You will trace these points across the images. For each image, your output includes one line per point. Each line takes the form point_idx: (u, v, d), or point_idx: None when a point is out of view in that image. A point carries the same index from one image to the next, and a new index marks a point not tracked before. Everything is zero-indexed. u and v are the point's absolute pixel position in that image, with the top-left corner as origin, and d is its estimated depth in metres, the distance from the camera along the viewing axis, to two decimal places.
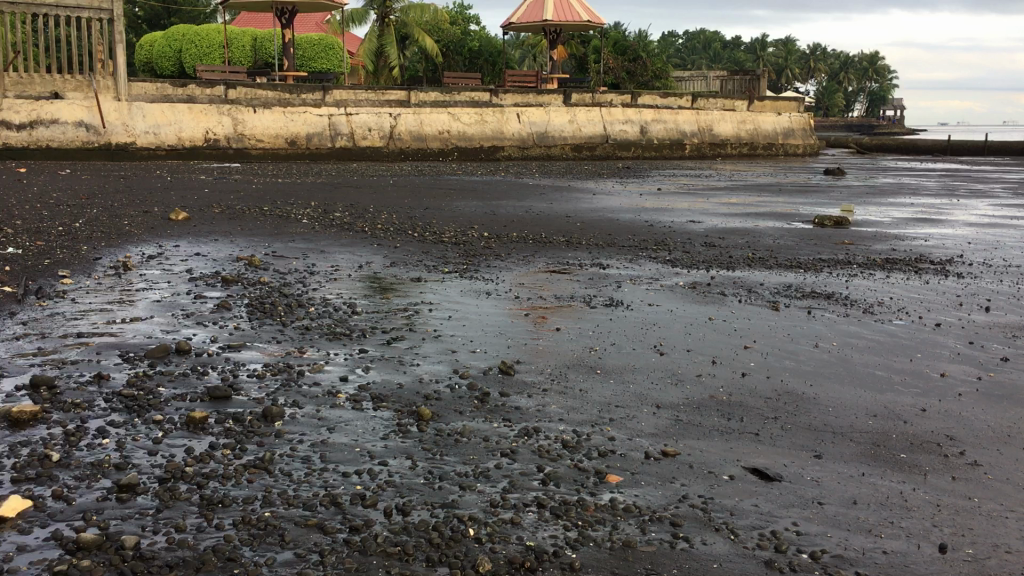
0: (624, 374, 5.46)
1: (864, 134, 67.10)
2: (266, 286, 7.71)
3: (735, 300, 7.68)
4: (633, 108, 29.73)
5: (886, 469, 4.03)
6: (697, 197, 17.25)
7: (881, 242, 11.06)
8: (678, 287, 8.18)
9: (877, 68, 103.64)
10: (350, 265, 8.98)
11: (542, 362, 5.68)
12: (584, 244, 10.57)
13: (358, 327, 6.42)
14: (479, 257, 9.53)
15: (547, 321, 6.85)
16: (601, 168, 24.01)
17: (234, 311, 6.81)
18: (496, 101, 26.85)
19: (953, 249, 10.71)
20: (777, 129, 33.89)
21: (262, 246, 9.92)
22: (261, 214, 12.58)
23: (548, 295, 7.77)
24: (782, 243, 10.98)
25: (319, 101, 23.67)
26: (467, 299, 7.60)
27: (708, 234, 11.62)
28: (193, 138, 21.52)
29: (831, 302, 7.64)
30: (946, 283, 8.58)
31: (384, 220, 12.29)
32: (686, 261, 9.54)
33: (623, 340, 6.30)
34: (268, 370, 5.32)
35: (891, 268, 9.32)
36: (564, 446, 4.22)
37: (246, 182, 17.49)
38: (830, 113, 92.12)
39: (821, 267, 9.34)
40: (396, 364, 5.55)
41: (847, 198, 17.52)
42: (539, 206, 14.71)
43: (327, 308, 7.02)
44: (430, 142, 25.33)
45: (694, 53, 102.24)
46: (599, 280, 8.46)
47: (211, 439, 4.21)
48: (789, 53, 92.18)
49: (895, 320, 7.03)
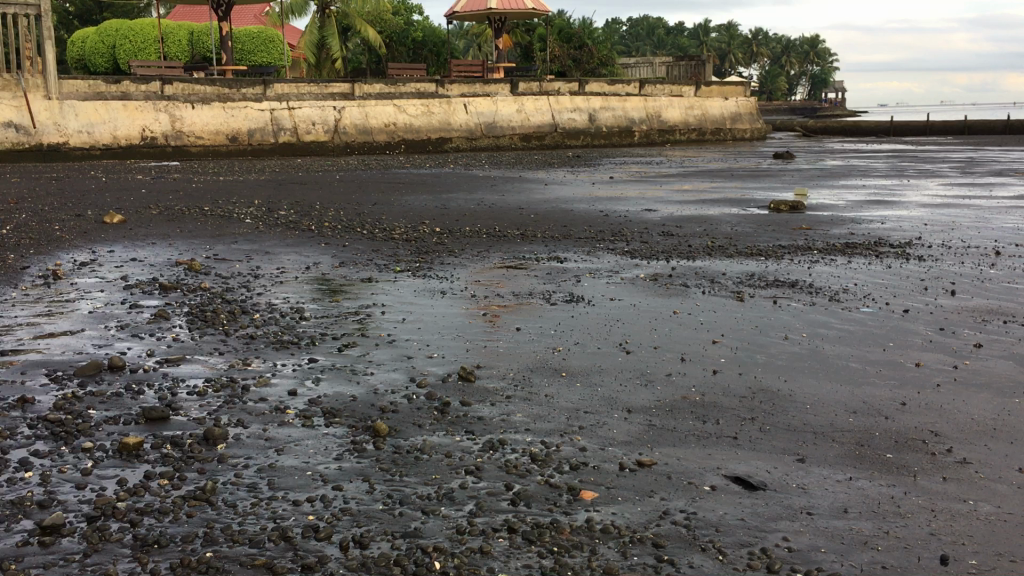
0: (591, 377, 5.19)
1: (807, 118, 67.82)
2: (207, 292, 7.31)
3: (698, 292, 7.46)
4: (581, 96, 29.50)
5: (873, 471, 3.80)
6: (649, 185, 17.08)
7: (838, 227, 10.94)
8: (639, 280, 7.93)
9: (818, 52, 104.92)
10: (297, 266, 8.59)
11: (504, 366, 5.38)
12: (539, 237, 10.29)
13: (305, 335, 6.06)
14: (432, 254, 9.20)
15: (505, 320, 6.55)
16: (551, 158, 23.75)
17: (172, 320, 6.40)
18: (442, 92, 26.41)
19: (911, 231, 10.63)
20: (724, 114, 33.94)
21: (204, 249, 9.48)
22: (202, 214, 12.09)
23: (506, 293, 7.46)
24: (739, 230, 10.81)
25: (260, 96, 23.05)
26: (421, 299, 7.27)
27: (664, 223, 11.42)
28: (130, 137, 20.79)
29: (795, 290, 7.46)
30: (908, 266, 8.46)
31: (331, 217, 11.88)
32: (644, 251, 9.31)
33: (586, 339, 6.03)
34: (209, 386, 4.94)
35: (852, 253, 9.18)
36: (532, 460, 3.93)
37: (186, 180, 16.90)
38: (774, 97, 93.02)
39: (782, 254, 9.17)
40: (348, 373, 5.21)
41: (798, 182, 17.47)
42: (491, 198, 14.40)
43: (272, 314, 6.64)
44: (376, 135, 24.84)
45: (639, 40, 102.53)
46: (557, 274, 8.19)
47: (147, 468, 3.84)
48: (731, 38, 92.86)
49: (863, 307, 6.86)
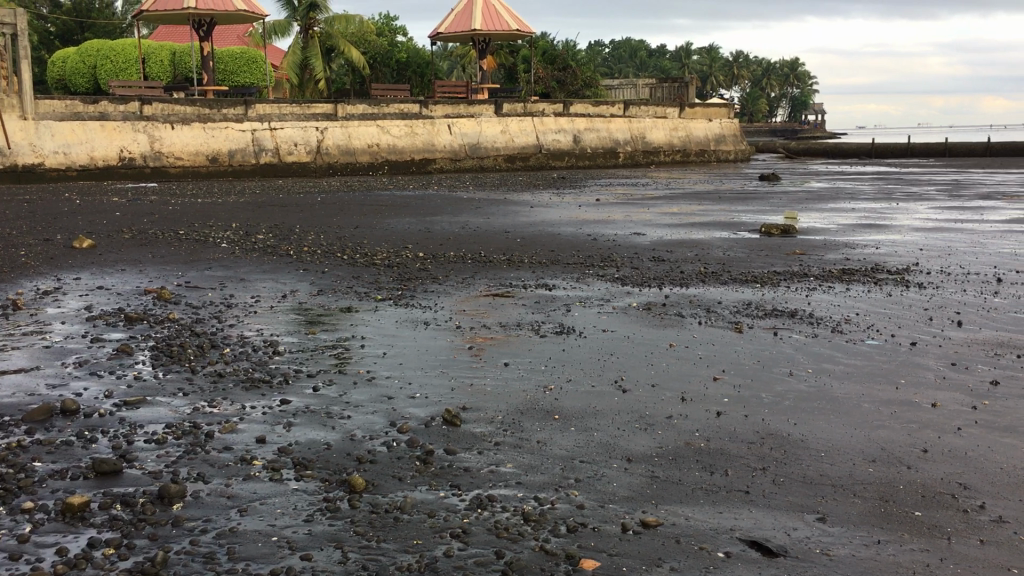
0: (587, 420, 4.80)
1: (788, 139, 67.98)
2: (176, 324, 6.88)
3: (694, 322, 7.10)
4: (565, 117, 29.27)
5: (902, 534, 3.44)
6: (636, 207, 16.78)
7: (834, 252, 10.63)
8: (631, 310, 7.57)
9: (799, 75, 105.64)
10: (272, 294, 8.19)
11: (492, 408, 4.98)
12: (525, 262, 9.94)
13: (278, 372, 5.64)
14: (414, 281, 8.82)
15: (492, 354, 6.16)
16: (535, 179, 23.43)
17: (135, 357, 5.97)
18: (426, 112, 26.06)
19: (907, 256, 10.34)
20: (708, 135, 33.82)
21: (175, 276, 9.05)
22: (177, 238, 11.65)
23: (492, 323, 7.07)
24: (732, 255, 10.48)
25: (241, 117, 22.63)
26: (403, 330, 6.87)
27: (654, 247, 11.09)
28: (107, 158, 20.36)
29: (795, 320, 7.12)
30: (909, 294, 8.15)
31: (311, 241, 11.48)
32: (635, 278, 8.96)
33: (578, 375, 5.65)
34: (170, 433, 4.52)
35: (850, 279, 8.87)
36: (525, 520, 3.54)
37: (163, 202, 16.44)
38: (755, 119, 93.50)
39: (778, 281, 8.85)
40: (322, 417, 4.79)
41: (788, 205, 17.21)
42: (475, 221, 14.06)
43: (244, 348, 6.21)
44: (359, 156, 24.47)
45: (621, 61, 102.90)
46: (547, 303, 7.82)
47: (92, 533, 3.42)
48: (713, 60, 93.34)
49: (868, 339, 6.52)
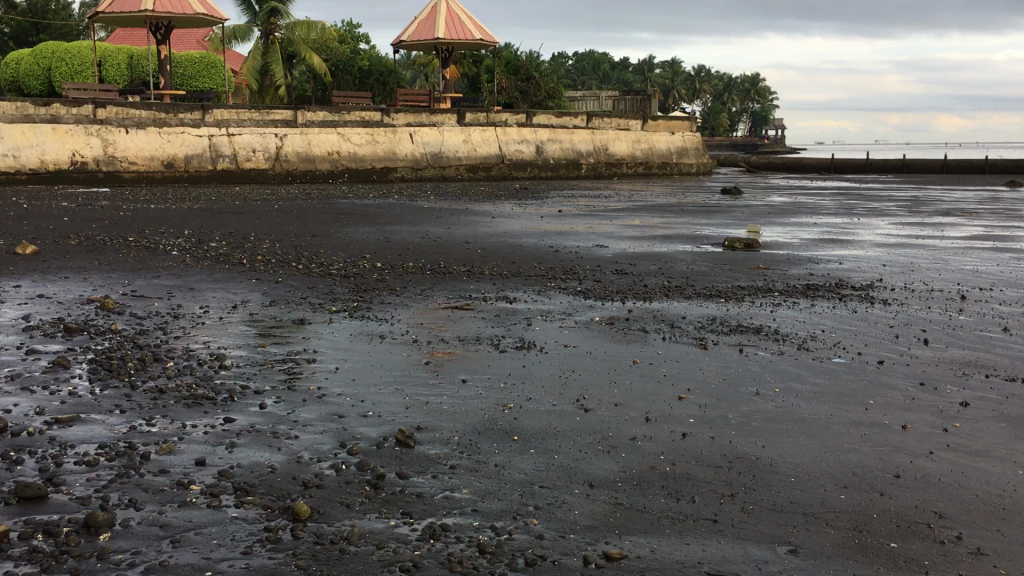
0: (548, 441, 4.59)
1: (748, 154, 68.59)
2: (117, 336, 6.54)
3: (658, 338, 6.93)
4: (528, 128, 29.16)
5: (878, 567, 3.28)
6: (599, 219, 16.66)
7: (797, 267, 10.56)
8: (594, 324, 7.38)
9: (759, 90, 106.83)
10: (222, 304, 7.88)
11: (448, 427, 4.75)
12: (486, 274, 9.73)
13: (223, 388, 5.35)
14: (371, 292, 8.56)
15: (449, 370, 5.92)
16: (497, 189, 23.24)
17: (71, 370, 5.63)
18: (388, 120, 25.75)
19: (870, 272, 10.30)
20: (670, 148, 33.91)
21: (120, 284, 8.70)
22: (126, 245, 11.27)
23: (450, 338, 6.84)
24: (695, 269, 10.36)
25: (198, 122, 22.17)
26: (357, 344, 6.60)
27: (617, 260, 10.95)
28: (58, 161, 19.86)
29: (761, 337, 6.99)
30: (874, 311, 8.08)
31: (266, 250, 11.16)
32: (598, 291, 8.79)
33: (539, 393, 5.44)
34: (103, 454, 4.21)
35: (814, 295, 8.78)
36: (480, 553, 3.31)
37: (114, 208, 15.97)
38: (717, 133, 94.31)
39: (742, 296, 8.73)
40: (268, 437, 4.51)
41: (750, 219, 17.20)
42: (436, 231, 13.81)
43: (189, 362, 5.91)
44: (319, 164, 24.11)
45: (585, 73, 103.28)
46: (507, 317, 7.60)
47: (6, 568, 3.13)
48: (675, 74, 94.05)
49: (835, 357, 6.39)
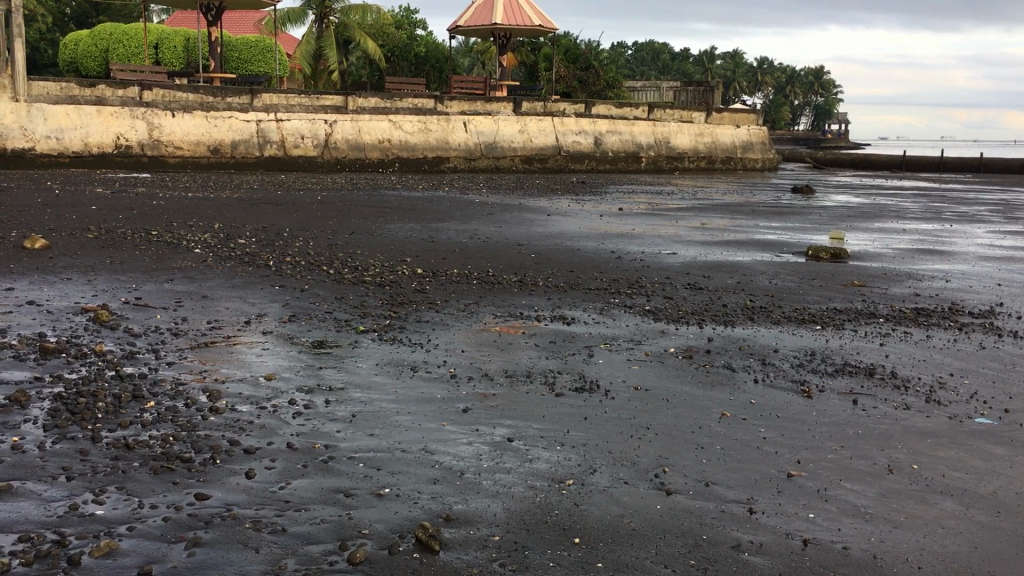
0: (620, 549, 3.39)
1: (814, 149, 65.99)
2: (99, 361, 5.47)
3: (750, 380, 5.68)
4: (587, 118, 27.80)
5: None
6: (664, 219, 15.36)
7: (899, 285, 9.19)
8: (668, 357, 6.15)
9: (823, 85, 103.88)
10: (234, 319, 6.82)
11: (488, 518, 3.58)
12: (540, 285, 8.53)
13: (206, 444, 4.22)
14: (407, 307, 7.42)
15: (489, 421, 4.74)
16: (554, 183, 21.95)
17: (25, 413, 4.55)
18: (441, 108, 24.64)
19: (986, 293, 8.89)
20: (735, 142, 32.26)
21: (126, 289, 7.71)
22: (150, 240, 10.32)
23: (495, 372, 5.66)
24: (779, 284, 9.04)
25: (246, 106, 21.29)
26: (382, 379, 5.44)
27: (688, 270, 9.69)
28: (102, 145, 19.16)
29: (877, 383, 5.71)
30: (1006, 349, 6.74)
31: (297, 249, 10.12)
32: (670, 312, 7.53)
33: (606, 463, 4.23)
34: (18, 556, 3.11)
35: (927, 323, 7.45)
36: None
37: (151, 196, 15.12)
38: (779, 126, 91.46)
39: (839, 321, 7.45)
40: (246, 530, 3.38)
41: (831, 223, 15.69)
42: (487, 230, 12.65)
43: (172, 402, 4.81)
44: (369, 152, 23.06)
45: (643, 64, 101.28)
46: (563, 345, 6.39)
47: None
48: (737, 66, 91.67)
49: (978, 418, 5.11)
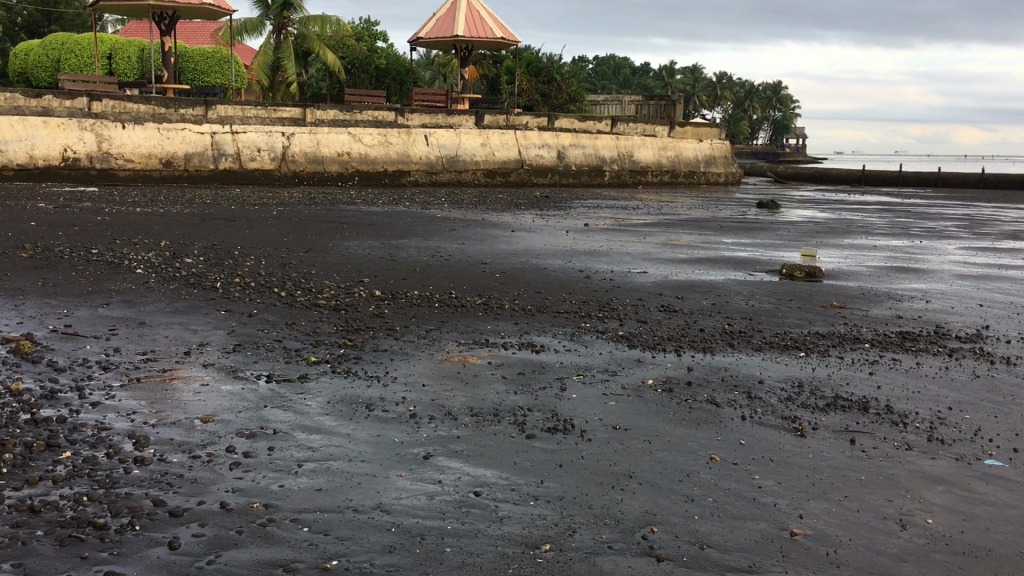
0: None
1: (773, 164, 66.35)
2: (14, 403, 4.85)
3: (737, 416, 5.22)
4: (550, 131, 27.37)
5: None
6: (631, 236, 14.92)
7: (878, 306, 8.83)
8: (646, 390, 5.67)
9: (781, 99, 104.95)
10: (172, 350, 6.22)
11: None
12: (506, 308, 8.02)
13: (125, 505, 3.64)
14: (363, 334, 6.87)
15: (453, 470, 4.22)
16: (516, 198, 21.45)
17: None
18: (402, 121, 24.06)
19: (969, 315, 8.56)
20: (698, 156, 32.07)
21: (55, 316, 7.06)
22: (89, 260, 9.65)
23: (459, 411, 5.13)
24: (756, 306, 8.64)
25: (200, 118, 20.56)
26: (333, 420, 4.89)
27: (661, 291, 9.26)
28: (48, 157, 18.39)
29: (873, 419, 5.28)
30: (1000, 377, 6.36)
31: (247, 269, 9.52)
32: (644, 338, 7.06)
33: (587, 522, 3.73)
34: None
35: (915, 349, 7.06)
36: None
37: (96, 212, 14.37)
38: (738, 141, 91.92)
39: (823, 347, 7.04)
40: None
41: (801, 239, 15.37)
42: (449, 248, 12.13)
43: (91, 452, 4.21)
44: (328, 165, 22.43)
45: (604, 78, 101.54)
46: (532, 377, 5.89)
47: None
48: (696, 80, 92.13)
49: (986, 459, 4.69)
